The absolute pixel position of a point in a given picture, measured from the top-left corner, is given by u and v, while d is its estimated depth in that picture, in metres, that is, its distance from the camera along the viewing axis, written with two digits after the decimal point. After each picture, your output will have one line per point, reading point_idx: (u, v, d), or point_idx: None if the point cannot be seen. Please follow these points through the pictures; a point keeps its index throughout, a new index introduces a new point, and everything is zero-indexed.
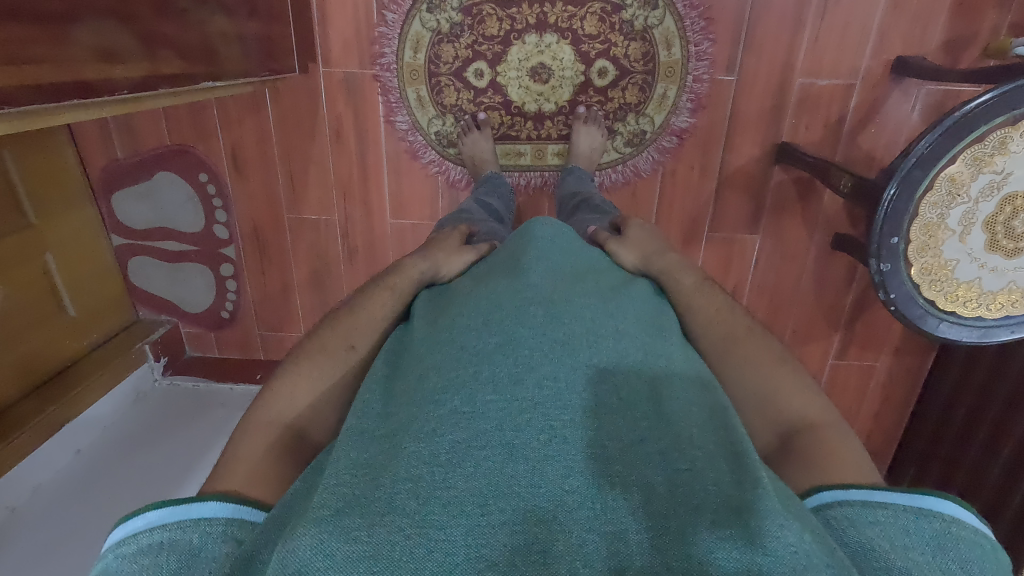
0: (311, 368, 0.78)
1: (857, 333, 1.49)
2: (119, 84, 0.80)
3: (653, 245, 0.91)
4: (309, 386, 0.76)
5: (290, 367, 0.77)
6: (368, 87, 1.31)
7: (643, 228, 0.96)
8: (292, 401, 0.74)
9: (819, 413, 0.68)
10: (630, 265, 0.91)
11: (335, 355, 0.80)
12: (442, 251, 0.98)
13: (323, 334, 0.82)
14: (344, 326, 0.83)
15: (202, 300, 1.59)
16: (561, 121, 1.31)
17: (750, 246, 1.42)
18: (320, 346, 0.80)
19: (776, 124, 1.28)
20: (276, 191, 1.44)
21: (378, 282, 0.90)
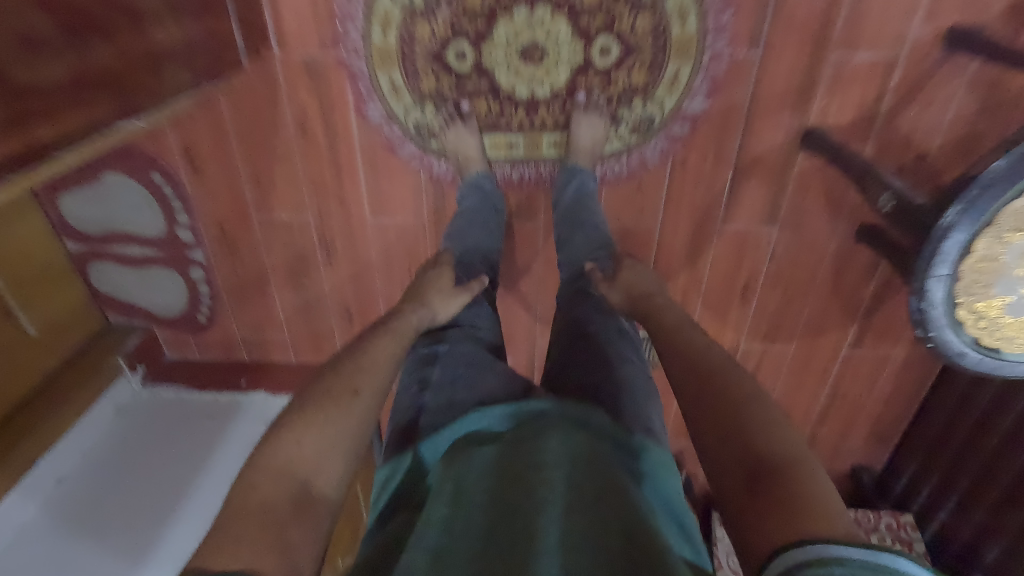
0: (314, 419, 0.67)
1: (875, 323, 1.40)
2: (17, 135, 0.65)
3: (641, 287, 0.88)
4: (313, 438, 0.65)
5: (288, 420, 0.67)
6: (333, 73, 1.13)
7: (635, 270, 0.92)
8: (294, 455, 0.63)
9: (786, 449, 0.59)
10: (618, 308, 0.89)
11: (340, 400, 0.69)
12: (436, 294, 0.92)
13: (324, 381, 0.72)
14: (345, 370, 0.74)
15: (175, 305, 1.48)
16: (558, 108, 1.14)
17: (766, 239, 1.29)
18: (320, 394, 0.70)
19: (804, 106, 1.12)
20: (240, 191, 1.29)
21: (380, 330, 0.83)
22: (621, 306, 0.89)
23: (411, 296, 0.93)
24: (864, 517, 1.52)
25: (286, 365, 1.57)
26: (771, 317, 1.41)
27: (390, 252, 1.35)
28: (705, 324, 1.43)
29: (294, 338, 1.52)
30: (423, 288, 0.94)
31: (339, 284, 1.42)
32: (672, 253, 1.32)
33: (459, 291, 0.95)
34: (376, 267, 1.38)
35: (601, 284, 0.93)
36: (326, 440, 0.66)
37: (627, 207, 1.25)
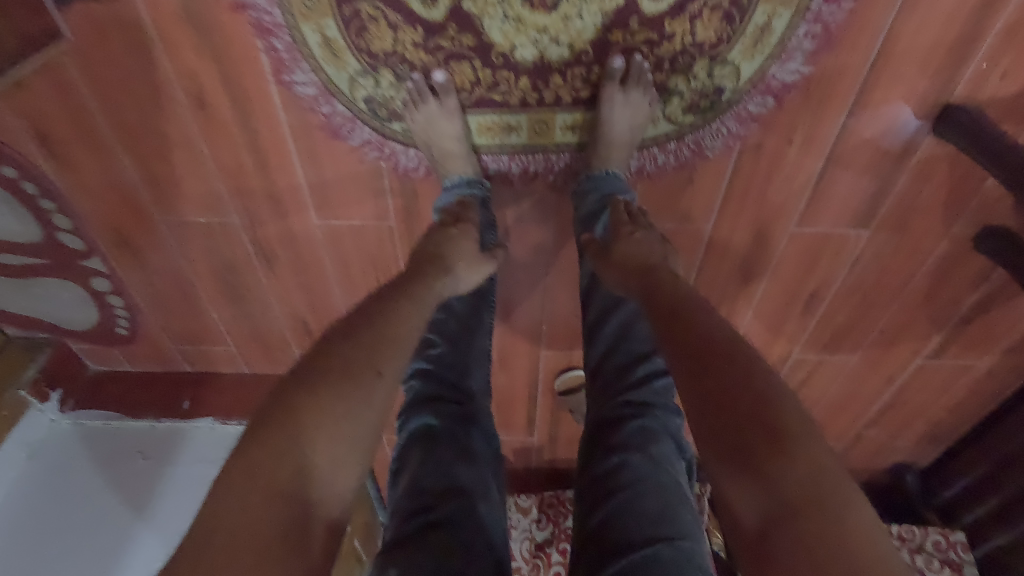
0: (332, 404, 0.54)
1: (966, 334, 1.12)
2: None
3: (641, 263, 0.70)
4: (329, 431, 0.53)
5: (301, 397, 0.54)
6: (230, 26, 0.73)
7: (634, 239, 0.73)
8: (308, 447, 0.51)
9: None
10: (617, 290, 0.72)
11: (358, 381, 0.57)
12: (460, 251, 0.76)
13: (345, 353, 0.58)
14: (363, 345, 0.59)
15: (85, 317, 1.15)
16: (579, 75, 0.77)
17: (852, 243, 0.96)
18: (335, 371, 0.56)
19: (950, 72, 0.74)
20: (130, 184, 0.92)
21: (402, 292, 0.68)
22: (617, 287, 0.71)
23: (427, 246, 0.76)
24: (908, 533, 1.36)
25: (238, 377, 1.29)
26: (836, 328, 1.12)
27: (347, 258, 1.02)
28: (752, 335, 1.14)
29: (241, 349, 1.23)
30: (441, 240, 0.76)
31: (286, 293, 1.10)
32: (722, 260, 0.99)
33: (483, 263, 0.79)
34: (332, 276, 1.05)
35: (597, 263, 0.75)
36: (344, 432, 0.54)
37: (671, 208, 0.90)
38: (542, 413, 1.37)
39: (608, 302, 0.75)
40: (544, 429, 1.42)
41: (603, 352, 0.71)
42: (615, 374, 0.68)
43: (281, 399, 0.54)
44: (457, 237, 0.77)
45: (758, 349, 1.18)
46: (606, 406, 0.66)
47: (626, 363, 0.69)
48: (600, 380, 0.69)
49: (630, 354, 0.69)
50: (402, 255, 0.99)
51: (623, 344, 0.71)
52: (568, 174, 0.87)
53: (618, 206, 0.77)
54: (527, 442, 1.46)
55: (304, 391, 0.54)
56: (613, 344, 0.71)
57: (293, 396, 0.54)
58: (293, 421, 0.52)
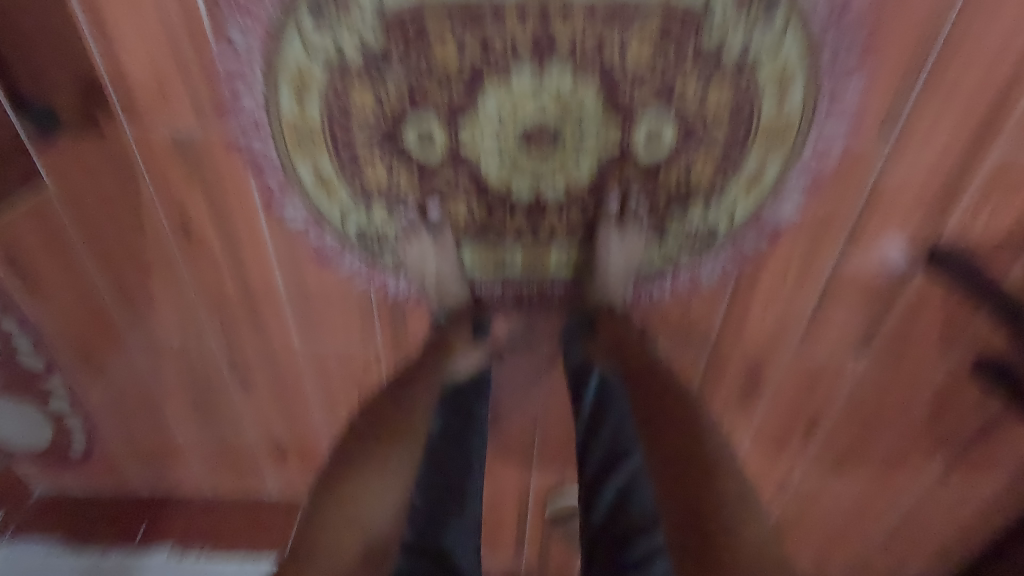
0: (379, 462, 0.67)
1: (970, 459, 1.09)
2: None
3: (627, 344, 0.76)
4: (381, 484, 0.66)
5: (355, 460, 0.68)
6: (222, 160, 0.72)
7: (620, 318, 0.79)
8: (364, 499, 0.65)
9: None
10: (610, 374, 0.73)
11: (397, 436, 0.69)
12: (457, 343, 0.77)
13: (385, 415, 0.71)
14: (394, 408, 0.71)
15: (36, 439, 1.06)
16: (574, 214, 0.77)
17: (852, 371, 0.94)
18: (376, 435, 0.69)
19: (938, 216, 0.76)
20: (102, 304, 0.88)
21: (412, 389, 0.73)
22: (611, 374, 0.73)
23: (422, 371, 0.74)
24: None
25: (202, 500, 1.18)
26: (839, 453, 1.08)
27: (327, 380, 0.97)
28: (753, 459, 1.09)
29: (206, 472, 1.13)
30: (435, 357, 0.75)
31: (262, 413, 1.03)
32: (720, 386, 0.96)
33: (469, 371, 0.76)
34: (312, 397, 1.00)
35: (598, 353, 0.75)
36: (390, 483, 0.66)
37: (667, 336, 0.89)
38: (531, 537, 1.27)
39: (608, 454, 0.67)
40: (533, 554, 1.31)
41: (607, 514, 0.64)
42: (618, 548, 0.62)
43: (343, 463, 0.69)
44: (453, 340, 0.77)
45: (758, 472, 1.12)
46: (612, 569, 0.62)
47: (628, 537, 0.62)
48: (605, 544, 0.64)
49: (631, 528, 0.63)
50: (388, 379, 0.95)
51: (626, 512, 0.64)
52: (564, 304, 0.84)
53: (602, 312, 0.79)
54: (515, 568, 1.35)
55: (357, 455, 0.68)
56: (615, 507, 0.64)
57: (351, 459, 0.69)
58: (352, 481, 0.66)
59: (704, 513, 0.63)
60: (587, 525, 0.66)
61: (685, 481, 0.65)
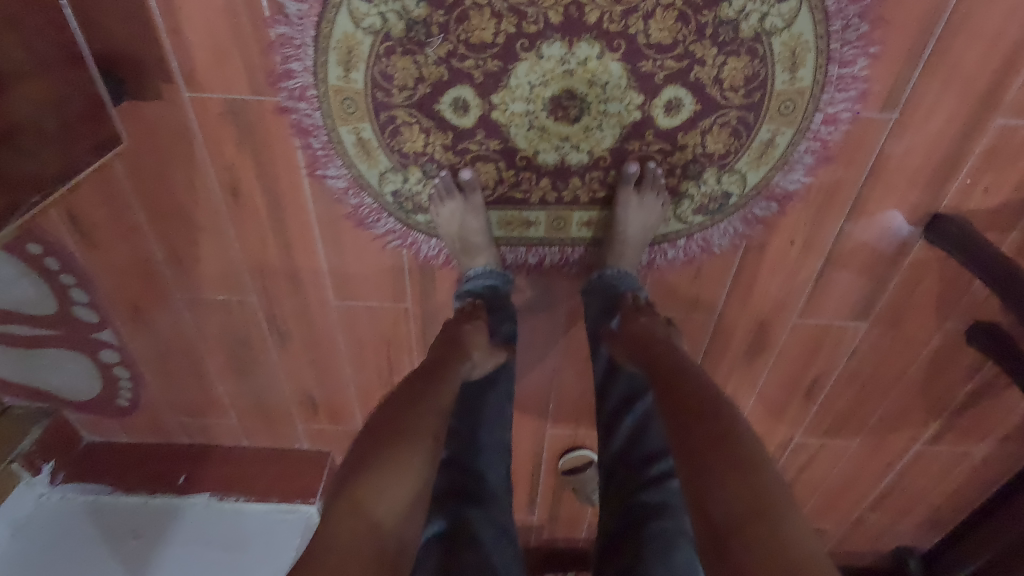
0: (391, 467, 0.61)
1: (962, 423, 1.15)
2: None
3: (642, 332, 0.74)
4: (397, 490, 0.60)
5: (363, 467, 0.60)
6: (271, 124, 0.77)
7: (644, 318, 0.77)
8: (377, 508, 0.58)
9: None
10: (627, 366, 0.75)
11: (413, 436, 0.64)
12: (476, 343, 0.78)
13: (401, 413, 0.66)
14: (407, 407, 0.67)
15: (86, 389, 1.14)
16: (596, 178, 0.82)
17: (852, 335, 1.00)
18: (386, 438, 0.63)
19: (939, 187, 0.81)
20: (152, 261, 0.94)
21: (430, 384, 0.70)
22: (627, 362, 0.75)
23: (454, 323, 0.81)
24: None
25: (237, 450, 1.26)
26: (838, 414, 1.14)
27: (358, 337, 1.03)
28: (755, 418, 1.16)
29: (243, 422, 1.21)
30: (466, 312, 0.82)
31: (296, 368, 1.10)
32: (727, 347, 1.02)
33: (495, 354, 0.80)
34: (343, 353, 1.06)
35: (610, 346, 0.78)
36: (406, 491, 0.60)
37: (677, 300, 0.94)
38: (543, 492, 1.35)
39: (625, 398, 0.76)
40: (544, 508, 1.39)
41: (622, 446, 0.73)
42: (628, 476, 0.69)
43: (349, 471, 0.61)
44: (470, 335, 0.78)
45: (761, 432, 1.19)
46: (624, 504, 0.68)
47: (639, 463, 0.70)
48: (618, 476, 0.70)
49: (641, 456, 0.70)
50: (416, 335, 1.01)
51: (639, 443, 0.72)
52: (584, 264, 0.90)
53: (628, 306, 0.80)
54: (527, 521, 1.43)
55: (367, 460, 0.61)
56: (630, 442, 0.72)
57: (359, 465, 0.61)
58: (361, 487, 0.59)
59: (718, 486, 0.54)
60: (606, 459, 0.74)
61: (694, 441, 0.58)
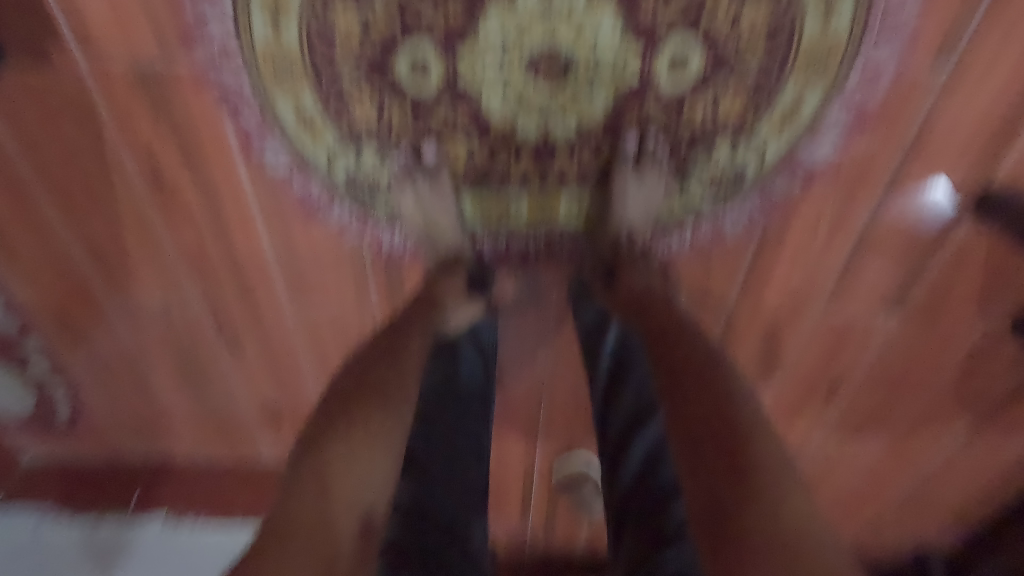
0: (360, 432, 0.58)
1: (998, 423, 1.04)
2: None
3: (643, 290, 0.69)
4: (369, 457, 0.57)
5: (327, 444, 0.57)
6: (192, 97, 0.64)
7: (639, 268, 0.71)
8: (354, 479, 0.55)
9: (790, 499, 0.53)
10: (631, 326, 0.67)
11: (384, 400, 0.60)
12: (451, 292, 0.71)
13: (370, 368, 0.64)
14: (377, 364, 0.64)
15: (18, 407, 1.02)
16: (587, 154, 0.69)
17: (881, 331, 0.88)
18: (356, 400, 0.60)
19: (992, 159, 0.68)
20: (75, 263, 0.81)
21: (397, 352, 0.65)
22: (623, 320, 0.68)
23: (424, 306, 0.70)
24: None
25: (194, 467, 1.13)
26: (860, 416, 1.03)
27: (320, 344, 0.91)
28: None
29: (200, 439, 1.09)
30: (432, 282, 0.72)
31: (253, 380, 0.98)
32: (739, 347, 0.90)
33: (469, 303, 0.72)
34: (303, 361, 0.94)
35: (606, 300, 0.71)
36: (376, 461, 0.57)
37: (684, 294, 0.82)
38: (535, 504, 1.23)
39: (630, 422, 0.61)
40: (537, 520, 1.28)
41: (634, 480, 0.58)
42: (642, 525, 0.55)
43: (317, 436, 0.58)
44: (447, 289, 0.71)
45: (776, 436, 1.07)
46: (640, 558, 0.53)
47: (651, 509, 0.55)
48: (632, 520, 0.56)
49: (658, 498, 0.55)
50: None
51: (652, 478, 0.57)
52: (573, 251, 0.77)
53: (621, 259, 0.71)
54: (519, 534, 1.32)
55: (331, 428, 0.58)
56: (642, 477, 0.57)
57: (326, 431, 0.58)
58: (326, 467, 0.55)
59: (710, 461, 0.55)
60: (614, 494, 0.59)
61: (700, 465, 0.55)
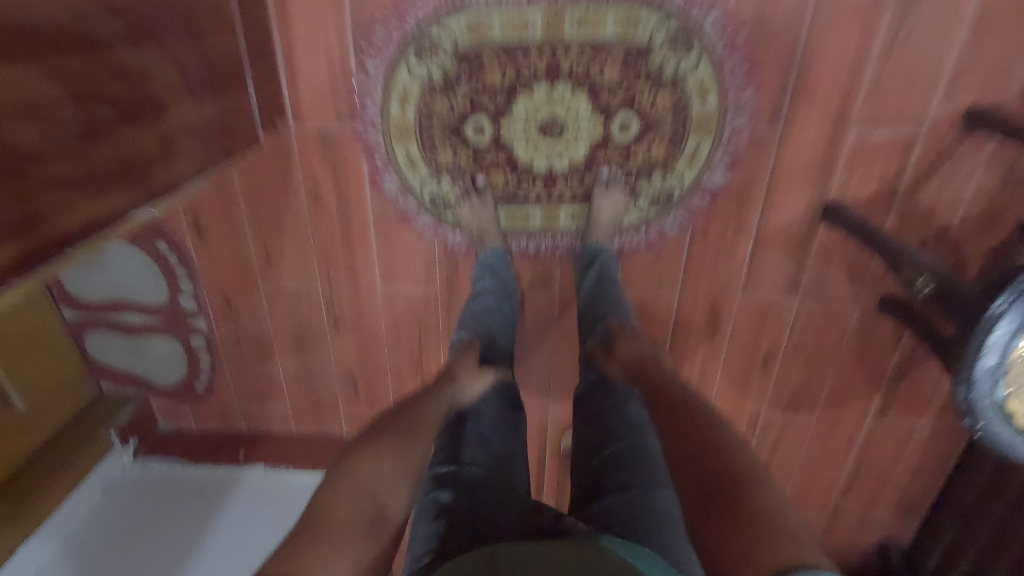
0: (383, 456, 0.72)
1: (900, 395, 1.36)
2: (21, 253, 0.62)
3: (634, 352, 0.94)
4: (386, 478, 0.71)
5: (351, 464, 0.71)
6: (348, 146, 1.11)
7: (630, 338, 0.98)
8: (372, 485, 0.69)
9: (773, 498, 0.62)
10: (619, 379, 0.94)
11: (404, 436, 0.76)
12: (466, 371, 0.95)
13: (399, 417, 0.80)
14: (404, 412, 0.81)
15: (172, 373, 1.41)
16: (576, 181, 1.13)
17: (788, 309, 1.26)
18: (383, 433, 0.76)
19: (824, 181, 1.11)
20: (246, 257, 1.24)
21: (419, 408, 0.83)
22: (619, 374, 0.94)
23: (441, 375, 0.93)
24: None
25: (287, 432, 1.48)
26: (792, 388, 1.36)
27: (398, 321, 1.30)
28: (725, 395, 1.38)
29: (295, 408, 1.45)
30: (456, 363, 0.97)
31: (344, 352, 1.36)
32: (690, 323, 1.28)
33: (485, 373, 0.97)
34: (383, 335, 1.33)
35: (603, 359, 0.99)
36: (394, 478, 0.71)
37: (645, 278, 1.22)
38: (549, 480, 1.52)
39: (594, 325, 1.07)
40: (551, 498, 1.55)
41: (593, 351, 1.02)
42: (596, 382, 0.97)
43: (345, 458, 0.72)
44: (461, 367, 0.95)
45: (732, 407, 1.40)
46: (593, 394, 0.95)
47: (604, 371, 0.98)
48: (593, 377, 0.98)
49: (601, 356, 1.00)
50: (443, 315, 1.28)
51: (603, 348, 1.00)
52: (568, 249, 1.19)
53: (615, 326, 1.02)
54: None
55: (359, 453, 0.72)
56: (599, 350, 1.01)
57: (353, 455, 0.73)
58: (352, 477, 0.69)
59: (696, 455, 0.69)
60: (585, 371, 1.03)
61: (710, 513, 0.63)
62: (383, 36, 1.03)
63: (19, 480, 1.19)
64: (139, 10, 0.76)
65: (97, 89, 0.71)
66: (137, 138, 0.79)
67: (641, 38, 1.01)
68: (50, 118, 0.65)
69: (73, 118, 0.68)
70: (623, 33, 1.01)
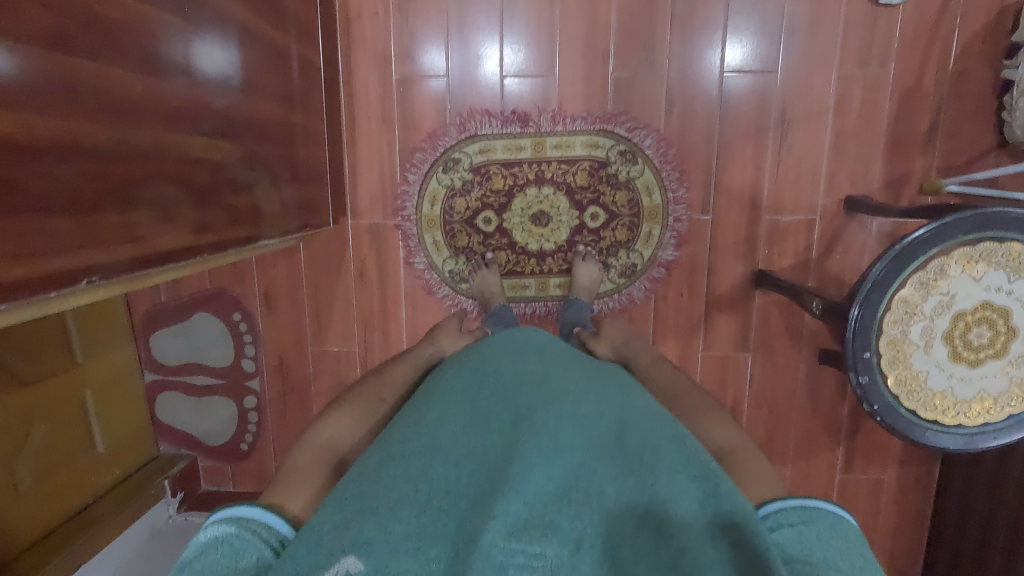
0: (348, 414, 0.82)
1: (859, 445, 1.53)
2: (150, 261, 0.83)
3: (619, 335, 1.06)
4: (350, 432, 0.80)
5: (321, 419, 0.81)
6: (391, 234, 1.50)
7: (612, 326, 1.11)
8: (336, 438, 0.78)
9: (739, 443, 0.74)
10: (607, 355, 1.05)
11: (369, 399, 0.86)
12: (448, 333, 1.06)
13: (371, 380, 0.90)
14: (376, 376, 0.91)
15: (223, 433, 1.64)
16: (560, 258, 1.48)
17: (744, 362, 1.51)
18: (351, 398, 0.85)
19: (752, 255, 1.45)
20: (302, 325, 1.56)
21: (390, 368, 0.93)
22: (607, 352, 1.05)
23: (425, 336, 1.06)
24: None
25: None
26: (762, 440, 1.54)
27: None
28: None
29: None
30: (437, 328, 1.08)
31: None
32: None
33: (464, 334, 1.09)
34: None
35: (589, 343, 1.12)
36: (356, 432, 0.81)
37: None
38: None
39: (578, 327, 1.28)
40: None
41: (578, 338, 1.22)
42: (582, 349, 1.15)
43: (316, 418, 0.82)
44: (444, 327, 1.07)
45: None
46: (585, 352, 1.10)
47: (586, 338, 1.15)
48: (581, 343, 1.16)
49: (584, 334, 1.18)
50: None
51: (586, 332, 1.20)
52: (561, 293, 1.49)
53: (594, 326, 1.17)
54: None
55: (325, 414, 0.81)
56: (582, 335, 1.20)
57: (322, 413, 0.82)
58: (320, 429, 0.79)
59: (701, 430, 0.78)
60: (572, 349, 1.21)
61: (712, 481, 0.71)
62: (420, 158, 1.46)
63: (88, 511, 1.36)
64: (269, 128, 1.12)
65: (216, 179, 0.95)
66: (219, 209, 0.98)
67: (601, 154, 1.43)
68: (173, 200, 0.86)
69: (200, 177, 0.91)
70: (587, 151, 1.43)
